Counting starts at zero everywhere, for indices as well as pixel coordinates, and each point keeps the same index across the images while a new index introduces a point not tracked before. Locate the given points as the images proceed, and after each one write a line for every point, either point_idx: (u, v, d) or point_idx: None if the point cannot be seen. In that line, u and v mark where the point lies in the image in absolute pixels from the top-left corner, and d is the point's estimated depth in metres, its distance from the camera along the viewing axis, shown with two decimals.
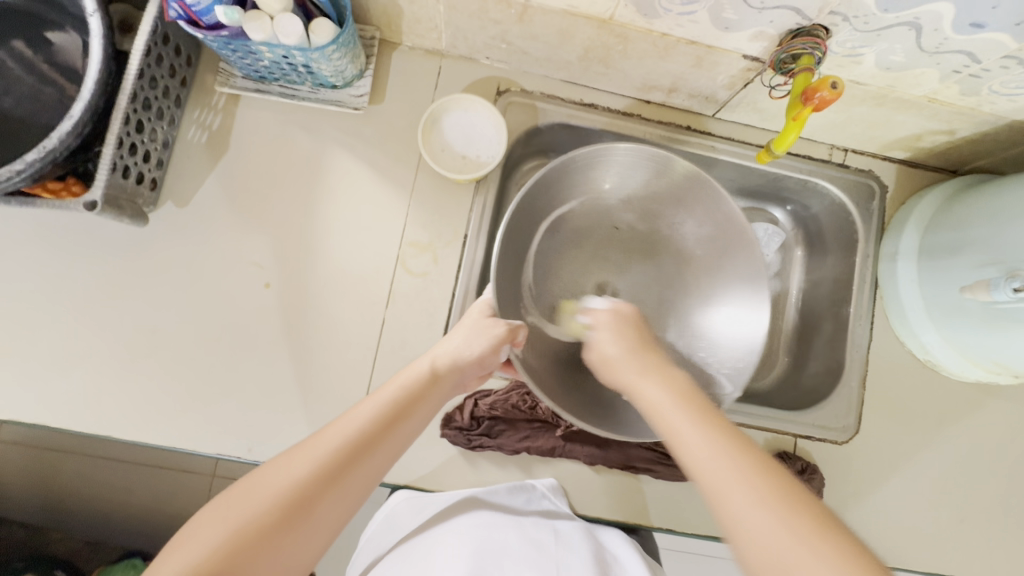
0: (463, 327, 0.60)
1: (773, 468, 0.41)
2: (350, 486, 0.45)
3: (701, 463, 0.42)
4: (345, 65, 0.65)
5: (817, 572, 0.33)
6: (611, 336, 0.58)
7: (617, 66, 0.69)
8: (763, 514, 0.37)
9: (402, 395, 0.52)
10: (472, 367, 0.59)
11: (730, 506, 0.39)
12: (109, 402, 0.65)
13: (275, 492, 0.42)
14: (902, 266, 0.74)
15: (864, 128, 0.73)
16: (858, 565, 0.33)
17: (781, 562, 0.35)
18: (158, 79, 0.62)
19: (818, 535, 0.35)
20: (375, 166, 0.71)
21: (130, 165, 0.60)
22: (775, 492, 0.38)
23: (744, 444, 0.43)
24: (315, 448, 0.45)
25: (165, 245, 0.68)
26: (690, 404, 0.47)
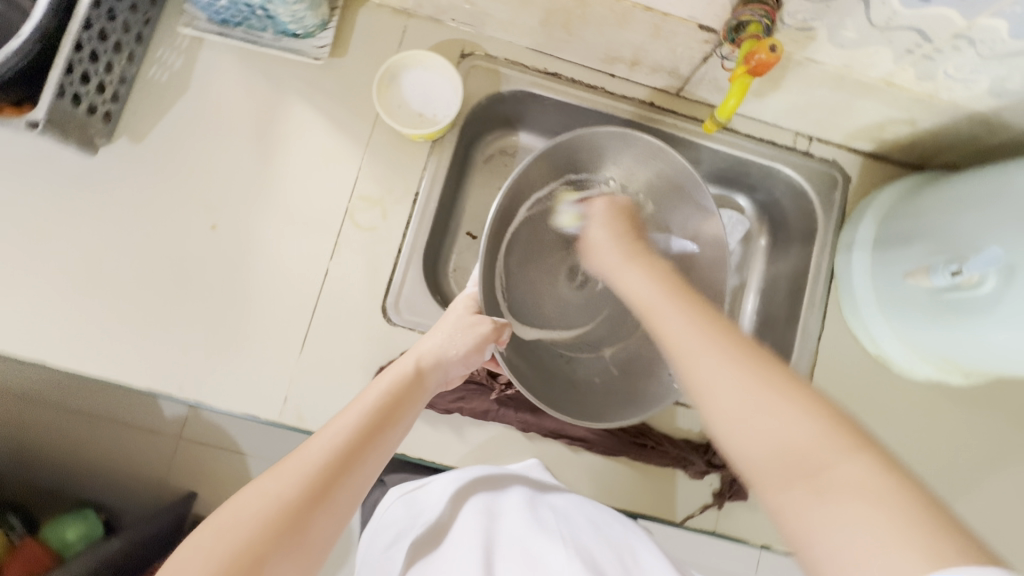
0: (447, 326, 0.63)
1: (763, 354, 0.41)
2: (343, 496, 0.45)
3: (678, 347, 0.44)
4: (304, 12, 0.65)
5: (798, 429, 0.35)
6: (603, 229, 0.67)
7: (579, 34, 0.69)
8: (744, 390, 0.38)
9: (383, 401, 0.53)
10: (456, 364, 0.62)
11: (713, 398, 0.39)
12: (45, 329, 0.65)
13: (263, 513, 0.40)
14: (857, 257, 0.72)
15: (827, 113, 0.72)
16: (836, 421, 0.34)
17: (775, 433, 0.36)
18: (117, 12, 0.63)
19: (801, 401, 0.36)
20: (332, 118, 0.71)
21: (81, 93, 0.61)
22: (760, 367, 0.39)
23: (727, 331, 0.43)
24: (298, 465, 0.44)
25: (115, 179, 0.68)
26: (679, 298, 0.49)
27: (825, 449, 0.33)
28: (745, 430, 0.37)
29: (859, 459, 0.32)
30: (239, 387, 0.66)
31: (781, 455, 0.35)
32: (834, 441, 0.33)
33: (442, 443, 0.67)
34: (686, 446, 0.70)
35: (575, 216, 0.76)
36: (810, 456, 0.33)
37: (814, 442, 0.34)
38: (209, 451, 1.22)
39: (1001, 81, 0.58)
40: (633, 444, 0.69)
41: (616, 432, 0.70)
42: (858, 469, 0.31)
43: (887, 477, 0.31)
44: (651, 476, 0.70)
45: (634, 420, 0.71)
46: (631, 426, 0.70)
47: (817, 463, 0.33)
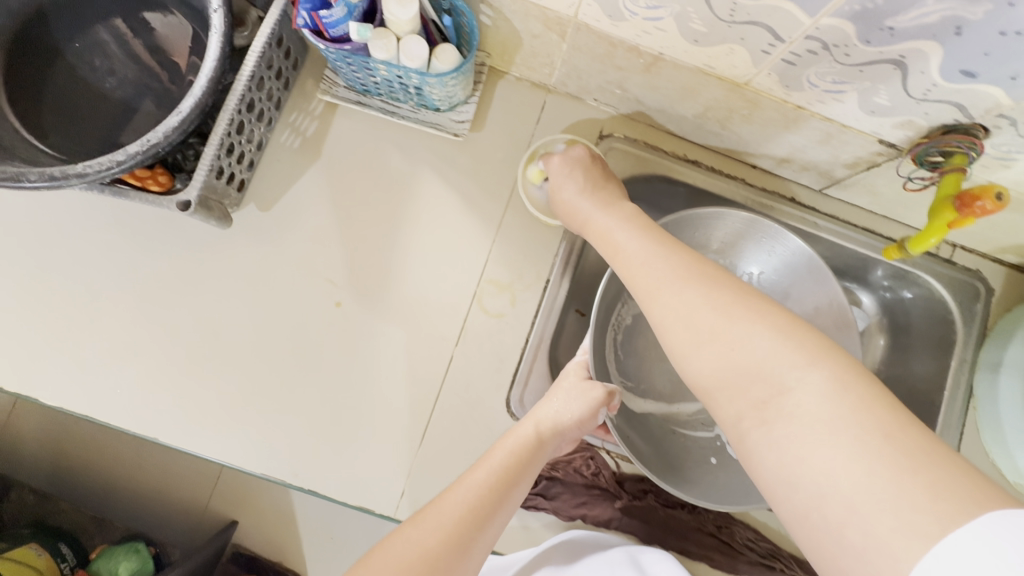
0: (562, 390, 0.59)
1: (737, 284, 0.42)
2: (475, 553, 0.44)
3: (647, 277, 0.45)
4: (456, 91, 0.62)
5: (759, 353, 0.36)
6: (567, 175, 0.60)
7: (734, 130, 0.65)
8: (711, 326, 0.39)
9: (510, 462, 0.51)
10: (573, 430, 0.57)
11: (682, 330, 0.41)
12: (159, 400, 0.63)
13: (405, 564, 0.40)
14: (1006, 380, 0.69)
15: (984, 227, 0.68)
16: (783, 343, 0.36)
17: (738, 359, 0.37)
18: (265, 80, 0.60)
19: (762, 324, 0.38)
20: (463, 194, 0.68)
21: (225, 165, 0.58)
22: (734, 296, 0.40)
23: (699, 258, 0.45)
24: (436, 519, 0.44)
25: (240, 248, 0.65)
26: (643, 229, 0.50)
27: (783, 365, 0.35)
28: (713, 367, 0.38)
29: (814, 373, 0.34)
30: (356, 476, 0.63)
31: (744, 377, 0.36)
32: (797, 360, 0.35)
33: None
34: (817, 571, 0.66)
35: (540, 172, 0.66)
36: (767, 378, 0.35)
37: (765, 361, 0.36)
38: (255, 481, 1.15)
39: None
40: (762, 565, 0.65)
41: (743, 551, 0.65)
42: (822, 381, 0.33)
43: (847, 392, 0.32)
44: None
45: (763, 539, 0.66)
46: (759, 545, 0.65)
47: (779, 378, 0.35)
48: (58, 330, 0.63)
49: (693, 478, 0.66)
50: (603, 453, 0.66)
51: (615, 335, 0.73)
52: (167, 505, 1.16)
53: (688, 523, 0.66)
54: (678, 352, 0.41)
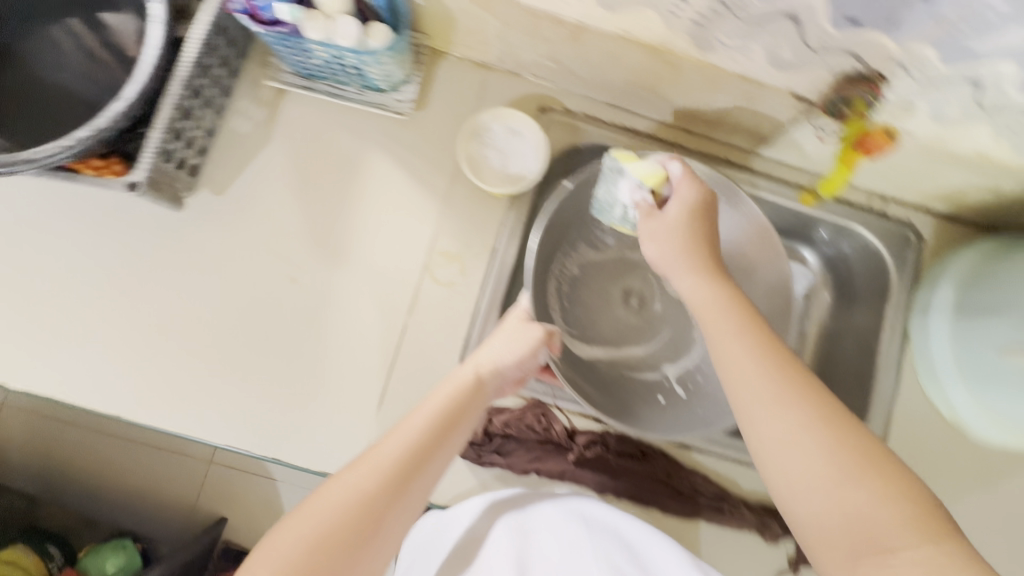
0: (502, 333, 0.62)
1: (821, 394, 0.48)
2: (411, 493, 0.51)
3: (740, 388, 0.50)
4: (394, 69, 0.65)
5: (868, 502, 0.42)
6: (665, 233, 0.58)
7: (664, 94, 0.69)
8: (813, 462, 0.45)
9: (447, 408, 0.56)
10: (513, 371, 0.61)
11: (777, 442, 0.46)
12: (125, 380, 0.65)
13: (342, 506, 0.48)
14: (935, 321, 0.72)
15: (907, 176, 0.72)
16: (899, 494, 0.42)
17: (837, 497, 0.43)
18: (209, 68, 0.63)
19: (870, 477, 0.43)
20: (411, 170, 0.72)
21: (174, 150, 0.61)
22: (836, 436, 0.45)
23: (789, 365, 0.49)
24: (374, 462, 0.51)
25: (196, 231, 0.68)
26: (745, 318, 0.53)
27: (881, 525, 0.41)
28: (815, 496, 0.44)
29: (919, 545, 0.40)
30: (318, 443, 0.66)
31: (848, 525, 0.42)
32: (908, 528, 0.41)
33: None
34: (762, 511, 0.70)
35: (654, 176, 0.58)
36: (873, 537, 0.41)
37: (880, 521, 0.41)
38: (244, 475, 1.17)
39: None
40: (709, 508, 0.69)
41: (691, 495, 0.69)
42: (924, 554, 0.40)
43: (947, 560, 0.39)
44: (725, 541, 0.69)
45: (711, 483, 0.70)
46: (706, 490, 0.70)
47: (889, 541, 0.41)
48: (22, 319, 0.65)
49: (638, 412, 0.70)
50: (554, 410, 0.70)
51: (562, 283, 0.77)
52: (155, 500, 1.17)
53: (638, 470, 0.70)
54: (770, 458, 0.47)
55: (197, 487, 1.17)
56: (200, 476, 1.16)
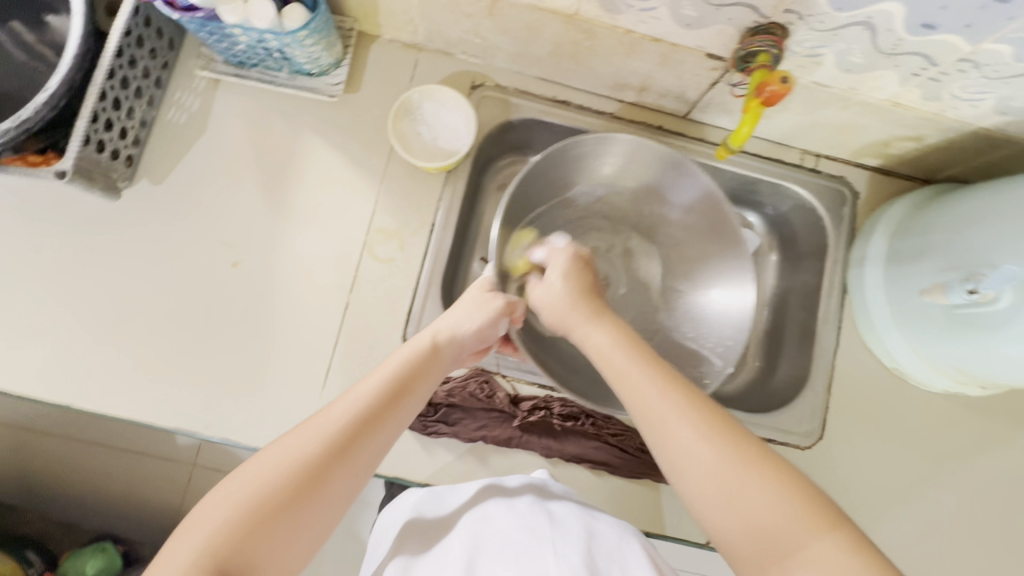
0: (463, 302, 0.59)
1: (730, 424, 0.44)
2: (362, 459, 0.45)
3: (653, 415, 0.46)
4: (320, 52, 0.67)
5: (772, 512, 0.39)
6: (560, 280, 0.60)
7: (587, 64, 0.70)
8: (717, 473, 0.42)
9: (404, 371, 0.51)
10: (472, 340, 0.58)
11: (687, 475, 0.43)
12: (70, 370, 0.66)
13: (284, 466, 0.42)
14: (869, 271, 0.74)
15: (833, 132, 0.73)
16: (800, 501, 0.39)
17: (744, 514, 0.40)
18: (138, 59, 0.65)
19: (772, 483, 0.40)
20: (348, 152, 0.73)
21: (105, 140, 0.63)
22: (735, 450, 0.42)
23: (692, 397, 0.46)
24: (323, 424, 0.45)
25: (137, 220, 0.69)
26: (642, 356, 0.50)
27: (794, 532, 0.38)
28: (727, 516, 0.41)
29: (826, 540, 0.37)
30: (264, 422, 0.67)
31: (761, 538, 0.39)
32: (812, 528, 0.38)
33: (467, 470, 0.68)
34: None
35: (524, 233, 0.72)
36: (781, 545, 0.38)
37: (785, 525, 0.38)
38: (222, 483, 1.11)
39: (1007, 100, 0.59)
40: (657, 466, 0.71)
41: (638, 454, 0.71)
42: (830, 549, 0.37)
43: (851, 556, 0.36)
44: (673, 497, 0.71)
45: None
46: None
47: (790, 545, 0.38)
48: None
49: (599, 396, 0.71)
50: (498, 376, 0.72)
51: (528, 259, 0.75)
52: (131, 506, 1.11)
53: (583, 431, 0.71)
54: (684, 478, 0.43)
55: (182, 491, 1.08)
56: (183, 480, 1.07)
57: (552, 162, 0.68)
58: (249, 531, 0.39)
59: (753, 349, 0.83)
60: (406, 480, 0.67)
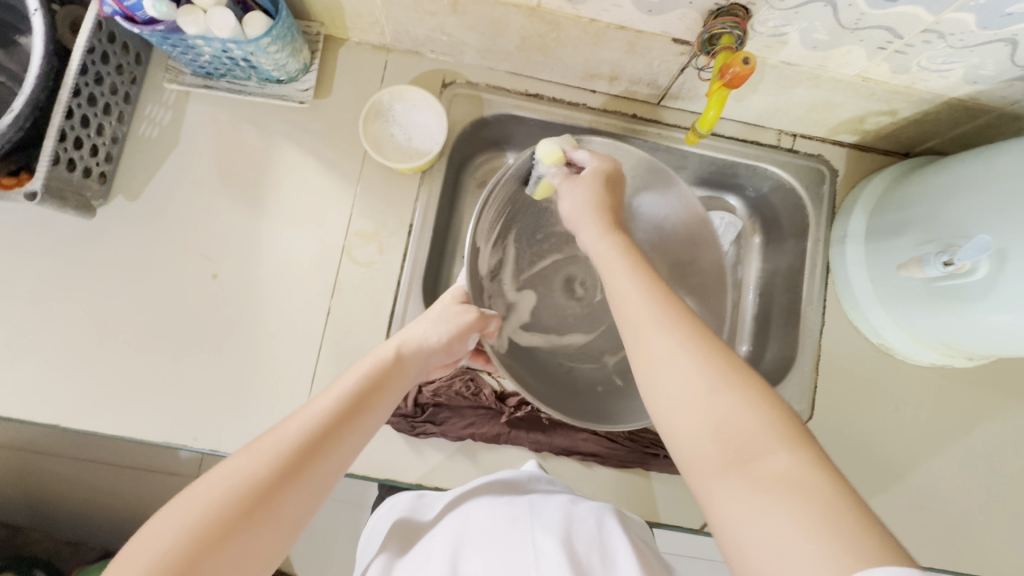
0: (431, 314, 0.60)
1: (714, 342, 0.42)
2: (317, 478, 0.43)
3: (634, 317, 0.46)
4: (286, 59, 0.67)
5: (741, 417, 0.36)
6: (586, 186, 0.61)
7: (556, 55, 0.70)
8: (692, 381, 0.40)
9: (364, 385, 0.50)
10: (439, 355, 0.59)
11: (661, 364, 0.42)
12: (55, 390, 0.66)
13: (232, 489, 0.39)
14: (850, 249, 0.74)
15: (807, 111, 0.73)
16: (775, 414, 0.36)
17: (712, 413, 0.38)
18: (104, 75, 0.64)
19: (750, 392, 0.38)
20: (322, 157, 0.73)
21: (76, 158, 0.63)
22: (715, 359, 0.40)
23: (682, 313, 0.45)
24: (275, 441, 0.43)
25: (115, 236, 0.69)
26: (640, 267, 0.51)
27: (760, 439, 0.35)
28: (690, 415, 0.38)
29: (791, 454, 0.34)
30: (251, 431, 0.67)
31: (719, 437, 0.36)
32: (776, 437, 0.35)
33: (458, 469, 0.68)
34: None
35: (545, 185, 0.67)
36: (743, 447, 0.35)
37: (752, 433, 0.36)
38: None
39: (976, 69, 0.59)
40: (646, 454, 0.71)
41: (626, 443, 0.72)
42: (795, 462, 0.33)
43: (817, 473, 0.33)
44: (665, 484, 0.71)
45: (645, 431, 0.73)
46: (641, 437, 0.72)
47: (754, 451, 0.35)
48: None
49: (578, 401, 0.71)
50: (484, 374, 0.72)
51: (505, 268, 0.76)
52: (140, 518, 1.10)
53: (571, 424, 0.71)
54: (658, 380, 0.42)
55: None
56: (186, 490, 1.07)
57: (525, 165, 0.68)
58: (191, 560, 0.35)
59: (741, 334, 0.85)
60: (397, 482, 0.67)
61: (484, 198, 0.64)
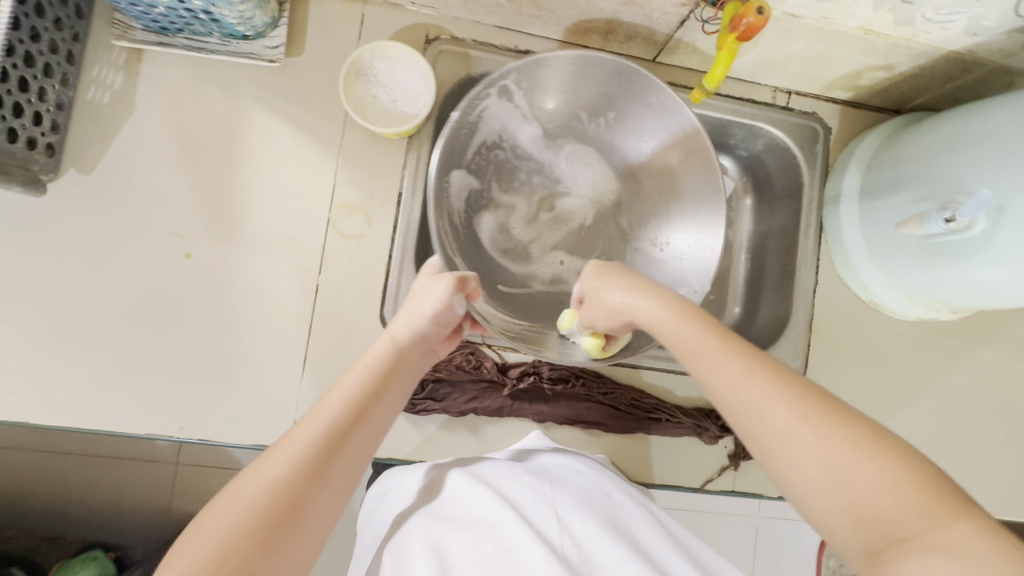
0: (414, 294, 0.57)
1: (834, 403, 0.39)
2: (337, 473, 0.42)
3: (736, 399, 0.41)
4: (252, 11, 0.60)
5: (883, 495, 0.33)
6: (608, 284, 0.55)
7: (549, 7, 0.65)
8: (821, 453, 0.36)
9: (371, 377, 0.49)
10: (432, 329, 0.56)
11: (777, 445, 0.38)
12: (16, 385, 0.60)
13: (254, 496, 0.37)
14: (845, 207, 0.74)
15: (804, 65, 0.71)
16: (922, 483, 0.33)
17: (848, 491, 0.34)
18: (41, 30, 0.56)
19: (879, 461, 0.34)
20: (298, 122, 0.67)
21: (17, 128, 0.56)
22: (838, 427, 0.36)
23: (789, 375, 0.41)
24: (291, 447, 0.41)
25: (70, 215, 0.63)
26: (709, 329, 0.46)
27: (909, 516, 0.32)
28: (821, 500, 0.35)
29: (954, 526, 0.31)
30: (242, 417, 0.63)
31: (861, 520, 0.33)
32: (927, 509, 0.32)
33: (461, 444, 0.67)
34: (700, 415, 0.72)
35: (571, 316, 0.62)
36: (897, 530, 0.32)
37: (901, 509, 0.32)
38: (218, 474, 1.04)
39: (978, 20, 0.58)
40: (649, 419, 0.71)
41: (630, 410, 0.71)
42: (966, 536, 0.30)
43: (986, 545, 0.29)
44: (667, 446, 0.72)
45: (648, 396, 0.72)
46: (645, 403, 0.72)
47: (906, 529, 0.32)
48: None
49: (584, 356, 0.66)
50: (484, 347, 0.70)
51: (490, 211, 0.72)
52: (126, 510, 1.04)
53: (574, 394, 0.71)
54: (778, 459, 0.38)
55: (167, 487, 1.03)
56: (165, 476, 1.02)
57: (474, 113, 0.63)
58: (232, 565, 0.34)
59: (733, 296, 0.85)
60: (402, 461, 0.66)
61: (442, 142, 0.61)
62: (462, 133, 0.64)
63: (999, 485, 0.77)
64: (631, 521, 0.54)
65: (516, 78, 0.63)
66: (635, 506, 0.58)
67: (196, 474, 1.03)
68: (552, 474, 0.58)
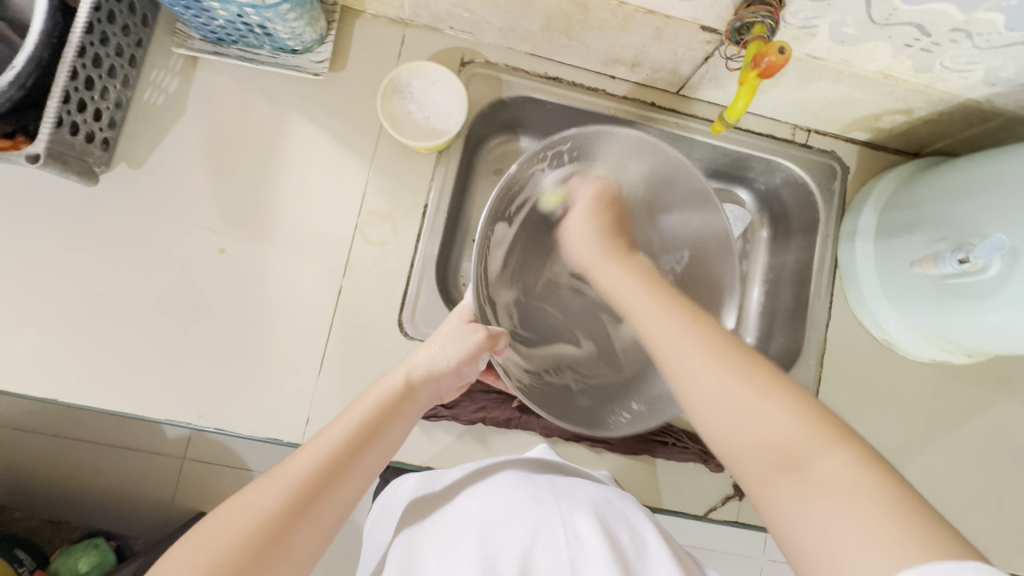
0: (440, 334, 0.59)
1: (745, 351, 0.45)
2: (325, 512, 0.44)
3: (661, 339, 0.49)
4: (302, 28, 0.64)
5: (777, 425, 0.39)
6: (584, 219, 0.70)
7: (579, 38, 0.69)
8: (725, 392, 0.42)
9: (375, 414, 0.51)
10: (447, 378, 0.58)
11: (694, 383, 0.45)
12: (49, 363, 0.63)
13: (241, 528, 0.40)
14: (860, 245, 0.75)
15: (825, 106, 0.73)
16: (808, 415, 0.39)
17: (749, 429, 0.40)
18: (110, 36, 0.61)
19: (778, 400, 0.40)
20: (337, 132, 0.71)
21: (79, 122, 0.60)
22: (742, 369, 0.43)
23: (707, 322, 0.49)
24: (290, 475, 0.44)
25: (117, 206, 0.67)
26: (656, 291, 0.55)
27: (807, 443, 0.37)
28: (728, 434, 0.41)
29: (835, 453, 0.36)
30: (258, 410, 0.65)
31: (766, 449, 0.39)
32: (816, 439, 0.37)
33: (468, 453, 0.68)
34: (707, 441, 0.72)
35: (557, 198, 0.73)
36: (794, 452, 0.37)
37: (794, 437, 0.38)
38: (224, 470, 1.05)
39: (996, 70, 0.59)
40: (655, 442, 0.72)
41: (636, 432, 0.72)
42: (841, 462, 0.36)
43: (860, 471, 0.35)
44: (672, 472, 0.72)
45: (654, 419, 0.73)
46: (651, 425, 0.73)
47: (799, 455, 0.37)
48: None
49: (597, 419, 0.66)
50: None
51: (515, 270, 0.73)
52: (129, 500, 1.06)
53: None
54: (691, 401, 0.45)
55: (172, 480, 1.05)
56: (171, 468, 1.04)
57: (527, 173, 0.64)
58: None
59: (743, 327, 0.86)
60: (408, 465, 0.67)
61: (498, 195, 0.60)
62: (512, 191, 0.64)
63: (1013, 538, 0.75)
64: (641, 530, 0.55)
65: (571, 146, 0.64)
66: (644, 515, 0.58)
67: (201, 470, 1.05)
68: (559, 485, 0.58)
